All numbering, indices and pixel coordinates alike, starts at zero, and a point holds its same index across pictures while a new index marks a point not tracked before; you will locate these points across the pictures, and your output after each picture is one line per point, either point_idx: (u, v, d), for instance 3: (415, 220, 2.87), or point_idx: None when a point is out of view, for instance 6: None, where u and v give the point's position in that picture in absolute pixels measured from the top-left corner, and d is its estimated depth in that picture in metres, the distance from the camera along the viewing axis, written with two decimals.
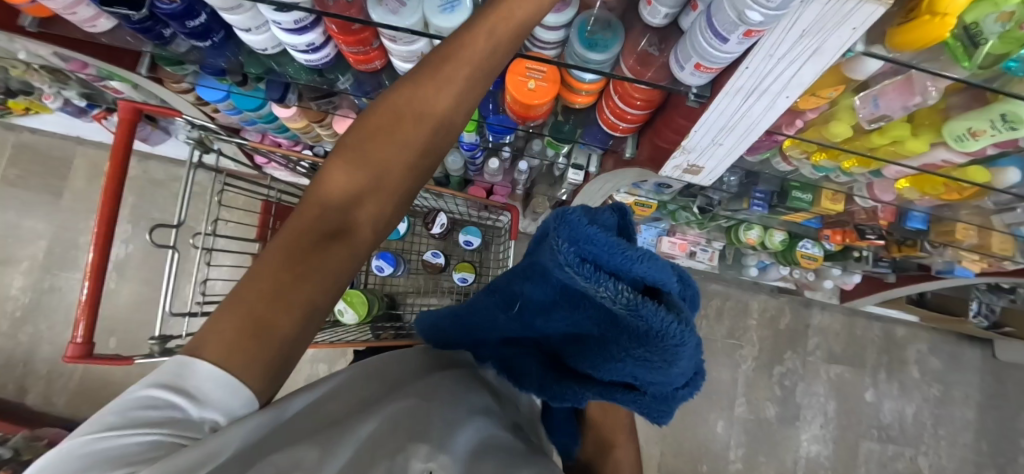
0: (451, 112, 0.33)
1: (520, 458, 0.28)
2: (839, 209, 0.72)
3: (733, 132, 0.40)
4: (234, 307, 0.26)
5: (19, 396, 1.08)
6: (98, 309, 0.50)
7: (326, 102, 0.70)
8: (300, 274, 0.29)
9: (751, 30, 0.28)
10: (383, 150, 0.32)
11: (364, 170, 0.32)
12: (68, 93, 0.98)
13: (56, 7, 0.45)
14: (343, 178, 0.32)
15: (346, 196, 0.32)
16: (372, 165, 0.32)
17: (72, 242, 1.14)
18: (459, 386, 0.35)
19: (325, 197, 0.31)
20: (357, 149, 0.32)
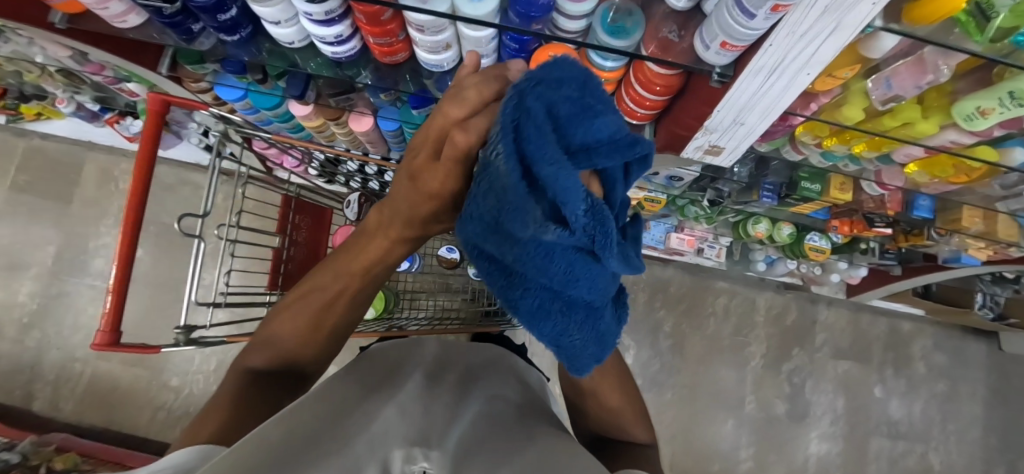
0: (339, 295, 0.42)
1: (501, 453, 0.29)
2: (848, 198, 0.73)
3: (753, 111, 0.41)
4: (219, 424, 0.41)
5: (25, 402, 1.07)
6: (126, 297, 0.50)
7: (344, 99, 0.71)
8: (283, 368, 0.45)
9: (779, 5, 0.29)
10: (323, 292, 0.42)
11: (290, 333, 0.44)
12: (82, 97, 0.99)
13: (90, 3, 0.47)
14: (276, 339, 0.44)
15: (299, 326, 0.44)
16: (295, 330, 0.44)
17: (80, 247, 1.14)
18: (437, 400, 0.37)
19: (268, 349, 0.45)
20: (284, 317, 0.44)
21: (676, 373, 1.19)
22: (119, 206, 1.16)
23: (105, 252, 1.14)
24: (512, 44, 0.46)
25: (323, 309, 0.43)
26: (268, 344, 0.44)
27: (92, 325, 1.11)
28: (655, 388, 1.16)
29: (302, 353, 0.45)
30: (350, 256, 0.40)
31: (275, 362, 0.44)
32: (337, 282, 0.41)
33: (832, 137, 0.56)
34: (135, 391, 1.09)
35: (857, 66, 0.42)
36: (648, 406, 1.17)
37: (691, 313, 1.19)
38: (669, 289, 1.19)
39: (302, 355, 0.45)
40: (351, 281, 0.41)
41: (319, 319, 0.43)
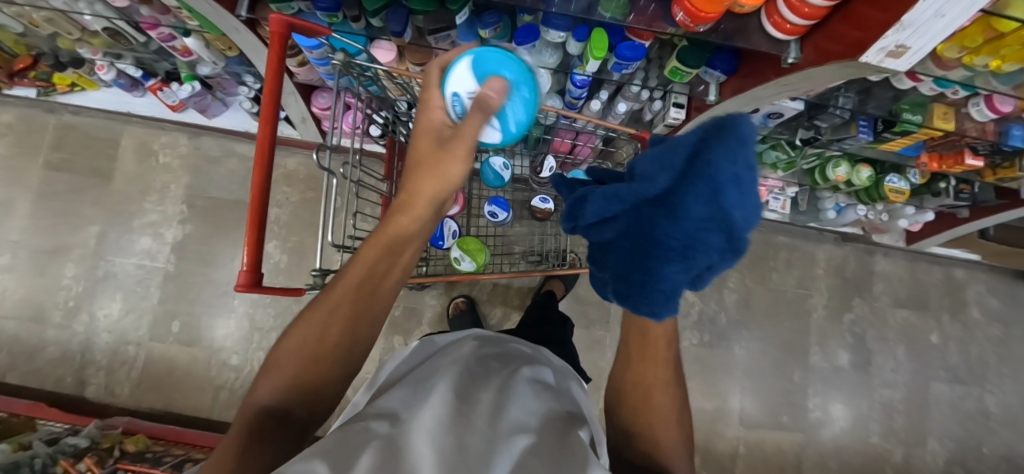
0: (349, 303, 0.34)
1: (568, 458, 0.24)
2: (951, 128, 0.71)
3: (960, 1, 0.38)
4: None
5: (79, 389, 1.02)
6: (263, 236, 0.46)
7: (442, 37, 0.67)
8: (295, 404, 0.31)
9: None
10: (328, 298, 0.34)
11: (293, 369, 0.32)
12: (122, 62, 0.92)
13: None
14: (269, 385, 0.32)
15: (306, 339, 0.32)
16: (298, 364, 0.32)
17: (123, 226, 1.09)
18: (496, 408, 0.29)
19: (261, 398, 0.31)
20: (290, 341, 0.33)
21: (740, 328, 1.19)
22: (163, 181, 1.10)
23: (150, 229, 1.09)
24: None
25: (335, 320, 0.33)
26: (272, 371, 0.32)
27: (143, 307, 1.07)
28: (721, 342, 1.18)
29: (317, 386, 0.32)
30: (356, 272, 0.34)
31: (293, 398, 0.31)
32: (345, 286, 0.34)
33: (978, 49, 0.55)
34: (195, 373, 1.05)
35: None
36: (713, 362, 1.17)
37: (755, 266, 1.21)
38: None
39: (317, 378, 0.32)
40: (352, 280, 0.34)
41: (330, 324, 0.33)
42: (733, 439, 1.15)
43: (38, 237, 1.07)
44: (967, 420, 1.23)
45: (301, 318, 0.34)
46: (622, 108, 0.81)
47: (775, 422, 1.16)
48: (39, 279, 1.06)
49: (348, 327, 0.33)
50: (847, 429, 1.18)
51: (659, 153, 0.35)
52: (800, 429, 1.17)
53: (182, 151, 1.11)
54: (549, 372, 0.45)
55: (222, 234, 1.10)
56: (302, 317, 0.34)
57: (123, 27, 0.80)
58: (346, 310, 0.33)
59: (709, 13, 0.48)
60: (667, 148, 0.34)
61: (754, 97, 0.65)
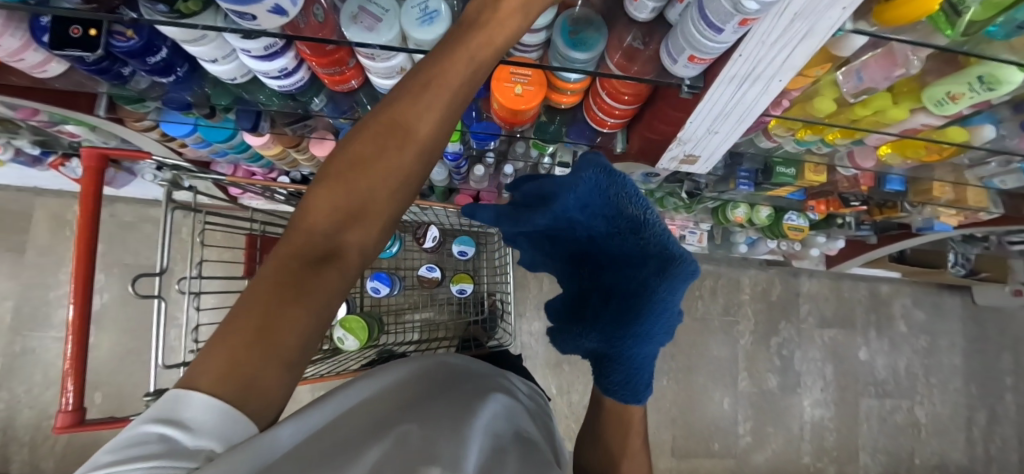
0: (415, 165, 0.28)
1: (523, 454, 0.31)
2: (823, 180, 0.73)
3: (726, 122, 0.41)
4: (225, 337, 0.22)
5: (3, 467, 1.02)
6: (84, 372, 0.46)
7: (302, 126, 0.67)
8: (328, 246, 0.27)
9: (745, 19, 0.27)
10: (346, 208, 0.27)
11: (339, 206, 0.27)
12: (20, 142, 0.91)
13: (25, 67, 0.46)
14: (323, 206, 0.27)
15: (351, 188, 0.27)
16: (339, 210, 0.27)
17: (40, 299, 1.08)
18: (446, 408, 0.31)
19: (311, 223, 0.27)
20: (345, 177, 0.27)
21: (671, 359, 1.21)
22: None
23: (68, 300, 1.09)
24: None
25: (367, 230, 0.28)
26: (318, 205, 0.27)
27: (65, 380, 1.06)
28: None
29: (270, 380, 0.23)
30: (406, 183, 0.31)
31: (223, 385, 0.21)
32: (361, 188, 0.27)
33: (804, 128, 0.56)
34: None
35: (828, 65, 0.40)
36: None
37: None
38: None
39: (357, 232, 0.27)
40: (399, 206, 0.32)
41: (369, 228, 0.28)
42: (667, 469, 1.17)
43: None
44: (896, 432, 1.26)
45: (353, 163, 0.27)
46: (509, 169, 0.80)
47: (707, 450, 1.19)
48: None
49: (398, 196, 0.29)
50: (779, 449, 1.21)
51: (601, 195, 0.35)
52: (731, 455, 1.19)
53: None
54: (520, 383, 0.49)
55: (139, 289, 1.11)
56: (363, 146, 0.27)
57: (4, 114, 0.78)
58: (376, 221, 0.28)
59: (516, 120, 0.48)
60: (617, 205, 0.36)
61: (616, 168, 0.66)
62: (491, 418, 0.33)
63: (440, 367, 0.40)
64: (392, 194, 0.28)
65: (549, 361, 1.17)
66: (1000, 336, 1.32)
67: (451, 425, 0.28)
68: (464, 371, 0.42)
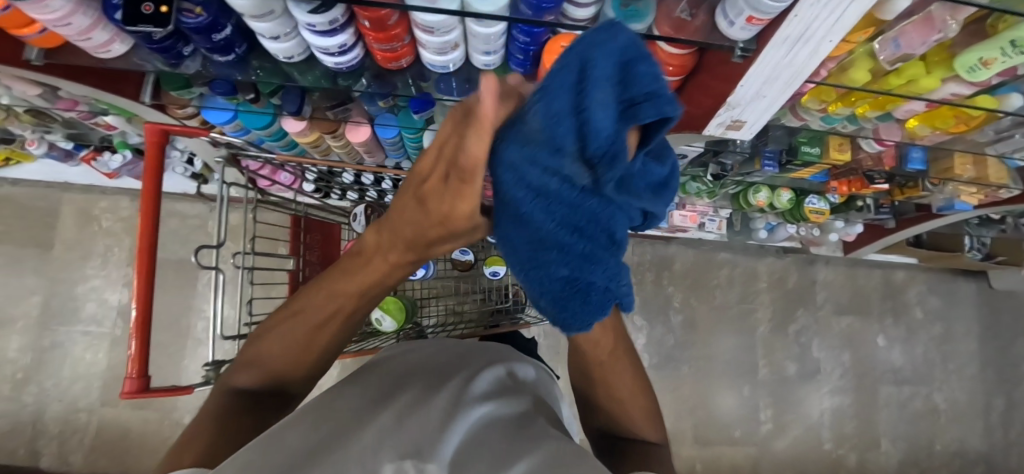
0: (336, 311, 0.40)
1: (511, 432, 0.30)
2: (847, 158, 0.74)
3: (774, 86, 0.43)
4: (193, 439, 0.33)
5: (32, 461, 1.02)
6: (148, 341, 0.47)
7: (342, 110, 0.69)
8: (272, 386, 0.40)
9: None
10: (311, 317, 0.39)
11: (286, 349, 0.40)
12: (53, 136, 0.93)
13: (91, 47, 0.47)
14: (274, 349, 0.40)
15: (292, 339, 0.40)
16: (285, 349, 0.40)
17: (67, 294, 1.09)
18: (419, 403, 0.30)
19: (262, 365, 0.40)
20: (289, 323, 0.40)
21: (690, 347, 1.22)
22: (104, 245, 1.11)
23: (95, 294, 1.10)
24: (523, 37, 0.46)
25: (318, 330, 0.40)
26: (257, 360, 0.40)
27: (93, 374, 1.07)
28: (671, 364, 1.21)
29: (218, 447, 0.31)
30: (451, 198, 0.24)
31: (262, 382, 0.40)
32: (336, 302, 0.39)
33: (838, 101, 0.58)
34: (147, 435, 1.05)
35: (870, 29, 0.42)
36: (666, 383, 1.20)
37: (698, 286, 1.23)
38: (674, 267, 1.23)
39: (296, 368, 0.41)
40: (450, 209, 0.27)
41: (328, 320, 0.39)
42: (690, 457, 1.18)
43: None
44: (916, 419, 1.26)
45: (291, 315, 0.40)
46: None
47: (728, 437, 1.19)
48: None
49: (327, 331, 0.41)
50: (800, 436, 1.21)
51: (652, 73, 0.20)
52: (752, 442, 1.20)
53: (123, 214, 1.12)
54: (530, 368, 0.49)
55: (200, 261, 1.13)
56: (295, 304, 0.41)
57: (43, 107, 0.80)
58: (327, 333, 0.40)
59: None
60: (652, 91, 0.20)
61: None
62: (474, 407, 0.32)
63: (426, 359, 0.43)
64: (323, 333, 0.41)
65: None
66: (1015, 322, 1.33)
67: (432, 421, 0.28)
68: (445, 364, 0.42)
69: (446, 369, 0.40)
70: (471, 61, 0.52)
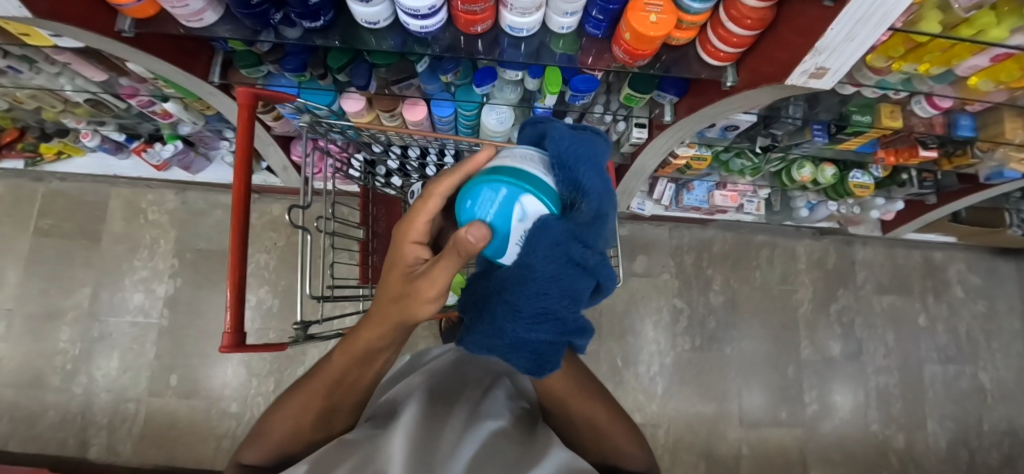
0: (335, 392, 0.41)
1: (511, 460, 0.38)
2: (899, 125, 0.74)
3: (864, 30, 0.42)
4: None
5: (81, 451, 1.02)
6: (242, 297, 0.48)
7: (405, 86, 0.71)
8: (278, 461, 0.43)
9: None
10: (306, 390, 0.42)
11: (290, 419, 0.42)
12: (106, 128, 0.96)
13: (185, 14, 0.49)
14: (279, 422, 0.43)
15: (291, 413, 0.42)
16: (287, 430, 0.42)
17: (116, 285, 1.11)
18: (428, 438, 0.39)
19: (274, 429, 0.43)
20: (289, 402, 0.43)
21: (731, 328, 1.22)
22: (151, 237, 1.14)
23: (143, 285, 1.11)
24: None
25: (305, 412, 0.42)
26: (260, 439, 0.43)
27: (141, 364, 1.08)
28: (714, 345, 1.21)
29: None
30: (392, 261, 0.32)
31: (274, 457, 0.43)
32: (314, 391, 0.42)
33: (903, 57, 0.58)
34: (196, 424, 1.05)
35: None
36: (709, 365, 1.20)
37: (737, 267, 1.25)
38: (712, 249, 1.26)
39: (296, 442, 0.43)
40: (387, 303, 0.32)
41: (307, 411, 0.42)
42: (736, 440, 1.17)
43: (32, 303, 1.08)
44: (963, 398, 1.25)
45: (291, 392, 0.44)
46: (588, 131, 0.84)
47: (775, 419, 1.18)
48: (35, 345, 1.06)
49: (326, 401, 0.42)
50: (847, 416, 1.20)
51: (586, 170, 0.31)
52: (800, 423, 1.19)
53: (170, 207, 1.15)
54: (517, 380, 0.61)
55: (277, 230, 1.16)
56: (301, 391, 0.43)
57: (102, 95, 0.83)
58: (318, 404, 0.42)
59: (643, 50, 0.51)
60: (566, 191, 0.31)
61: (705, 114, 0.69)
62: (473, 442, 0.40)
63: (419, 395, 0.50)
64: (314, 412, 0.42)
65: (612, 334, 1.19)
66: None
67: (440, 460, 0.36)
68: (450, 394, 0.52)
69: (445, 402, 0.49)
70: (547, 23, 0.54)
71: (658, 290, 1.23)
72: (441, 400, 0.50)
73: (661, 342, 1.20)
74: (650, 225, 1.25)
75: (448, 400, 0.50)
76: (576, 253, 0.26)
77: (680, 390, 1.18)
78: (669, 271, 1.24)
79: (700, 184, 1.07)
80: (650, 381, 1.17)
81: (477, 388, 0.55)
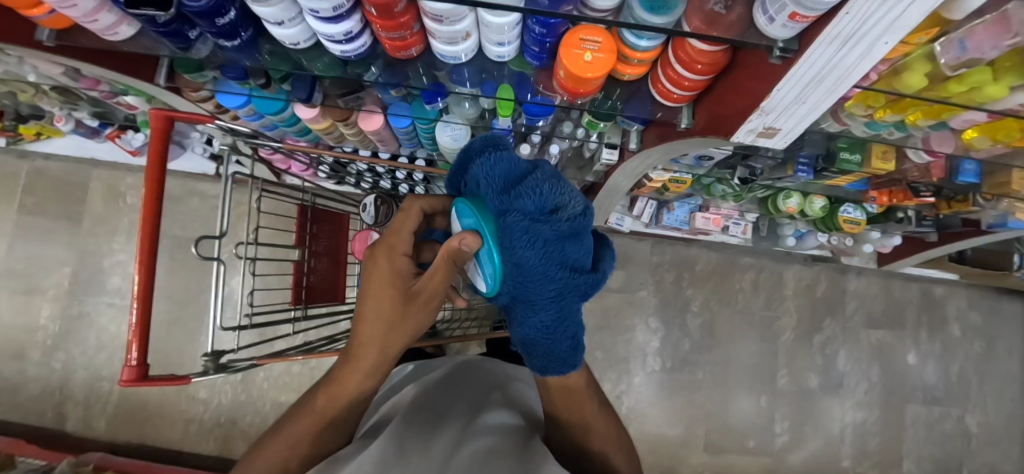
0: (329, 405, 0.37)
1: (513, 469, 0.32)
2: (890, 168, 0.67)
3: (819, 89, 0.37)
4: None
5: (59, 424, 1.07)
6: (147, 329, 0.47)
7: (353, 98, 0.67)
8: None
9: (796, 13, 0.30)
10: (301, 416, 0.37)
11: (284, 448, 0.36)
12: (80, 114, 0.94)
13: (98, 28, 0.46)
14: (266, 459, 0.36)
15: (280, 444, 0.36)
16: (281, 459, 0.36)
17: (95, 266, 1.13)
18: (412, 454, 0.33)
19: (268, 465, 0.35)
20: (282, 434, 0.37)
21: (705, 351, 1.19)
22: (130, 222, 1.15)
23: (121, 268, 1.14)
24: (539, 27, 0.42)
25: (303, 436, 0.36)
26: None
27: (116, 344, 1.11)
28: (685, 367, 1.18)
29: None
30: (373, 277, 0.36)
31: None
32: (306, 414, 0.37)
33: (886, 107, 0.52)
34: (166, 406, 1.09)
35: (934, 30, 0.37)
36: (680, 387, 1.18)
37: (719, 289, 1.21)
38: (694, 268, 1.21)
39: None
40: (387, 310, 0.35)
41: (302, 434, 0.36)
42: (699, 464, 1.15)
43: (15, 279, 1.12)
44: (945, 441, 1.19)
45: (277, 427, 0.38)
46: (555, 149, 0.79)
47: (741, 447, 1.16)
48: (18, 319, 1.10)
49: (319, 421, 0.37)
50: (818, 450, 1.17)
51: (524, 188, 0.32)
52: (767, 453, 1.16)
53: None
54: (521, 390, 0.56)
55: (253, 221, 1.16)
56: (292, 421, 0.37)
57: (68, 84, 0.80)
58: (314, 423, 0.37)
59: (580, 89, 0.47)
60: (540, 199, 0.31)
61: (670, 145, 0.65)
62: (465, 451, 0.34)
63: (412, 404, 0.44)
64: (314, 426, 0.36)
65: None
66: None
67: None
68: (438, 399, 0.46)
69: (435, 410, 0.43)
70: (483, 50, 0.49)
71: (634, 308, 1.19)
72: (432, 408, 0.44)
73: (632, 361, 1.18)
74: (631, 239, 1.20)
75: (440, 407, 0.44)
76: (544, 234, 0.29)
77: (646, 411, 1.16)
78: (647, 289, 1.20)
79: (682, 205, 1.02)
80: (616, 399, 1.16)
81: (473, 394, 0.49)
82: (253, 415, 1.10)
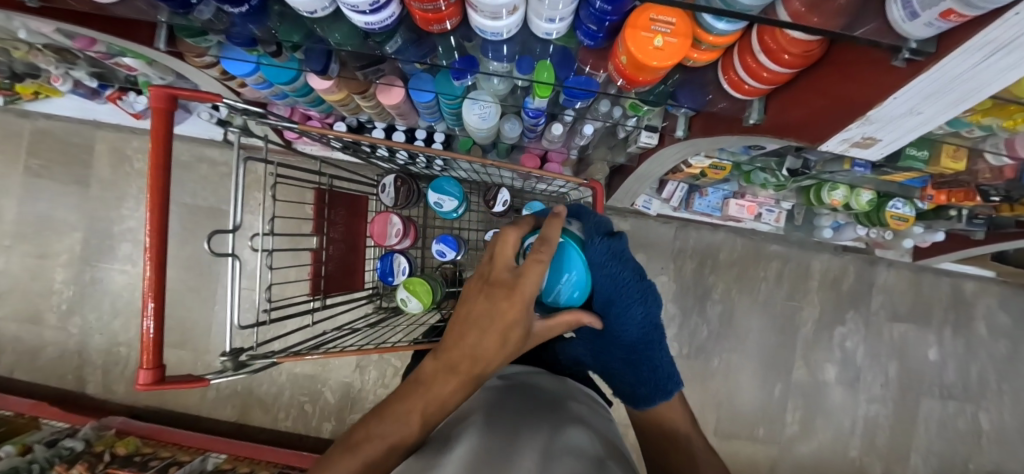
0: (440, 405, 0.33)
1: None
2: (960, 167, 0.61)
3: (943, 99, 0.31)
4: None
5: (80, 386, 1.09)
6: (160, 331, 0.44)
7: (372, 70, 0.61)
8: None
9: (952, 9, 0.23)
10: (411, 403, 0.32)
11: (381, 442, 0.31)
12: (77, 73, 0.87)
13: None
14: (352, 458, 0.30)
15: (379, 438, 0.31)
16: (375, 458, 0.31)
17: (105, 232, 1.11)
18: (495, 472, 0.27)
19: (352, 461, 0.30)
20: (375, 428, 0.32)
21: (722, 340, 1.17)
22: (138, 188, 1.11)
23: (131, 235, 1.11)
24: (603, 4, 0.35)
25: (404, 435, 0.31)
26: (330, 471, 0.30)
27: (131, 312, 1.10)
28: (700, 355, 1.17)
29: None
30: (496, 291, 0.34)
31: None
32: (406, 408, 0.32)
33: (988, 110, 0.45)
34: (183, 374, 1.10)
35: None
36: (693, 374, 1.17)
37: (742, 278, 1.17)
38: (718, 256, 1.16)
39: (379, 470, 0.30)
40: (497, 331, 0.33)
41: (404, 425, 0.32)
42: None
43: (26, 243, 1.10)
44: (955, 438, 1.19)
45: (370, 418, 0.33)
46: (589, 129, 0.73)
47: (750, 435, 1.17)
48: (32, 283, 1.10)
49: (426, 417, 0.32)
50: (827, 441, 1.18)
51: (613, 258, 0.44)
52: (775, 442, 1.17)
53: None
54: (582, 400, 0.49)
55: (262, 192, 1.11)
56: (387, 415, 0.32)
57: (63, 43, 0.73)
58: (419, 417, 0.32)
59: (642, 78, 0.41)
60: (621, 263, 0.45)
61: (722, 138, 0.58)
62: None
63: (484, 409, 0.38)
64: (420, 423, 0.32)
65: None
66: None
67: None
68: (501, 403, 0.40)
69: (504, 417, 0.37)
70: (528, 26, 0.43)
71: None
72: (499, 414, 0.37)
73: None
74: (655, 222, 1.15)
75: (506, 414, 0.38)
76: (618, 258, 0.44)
77: None
78: (667, 274, 1.16)
79: (715, 190, 0.96)
80: None
81: (538, 401, 0.43)
82: (268, 385, 1.11)
